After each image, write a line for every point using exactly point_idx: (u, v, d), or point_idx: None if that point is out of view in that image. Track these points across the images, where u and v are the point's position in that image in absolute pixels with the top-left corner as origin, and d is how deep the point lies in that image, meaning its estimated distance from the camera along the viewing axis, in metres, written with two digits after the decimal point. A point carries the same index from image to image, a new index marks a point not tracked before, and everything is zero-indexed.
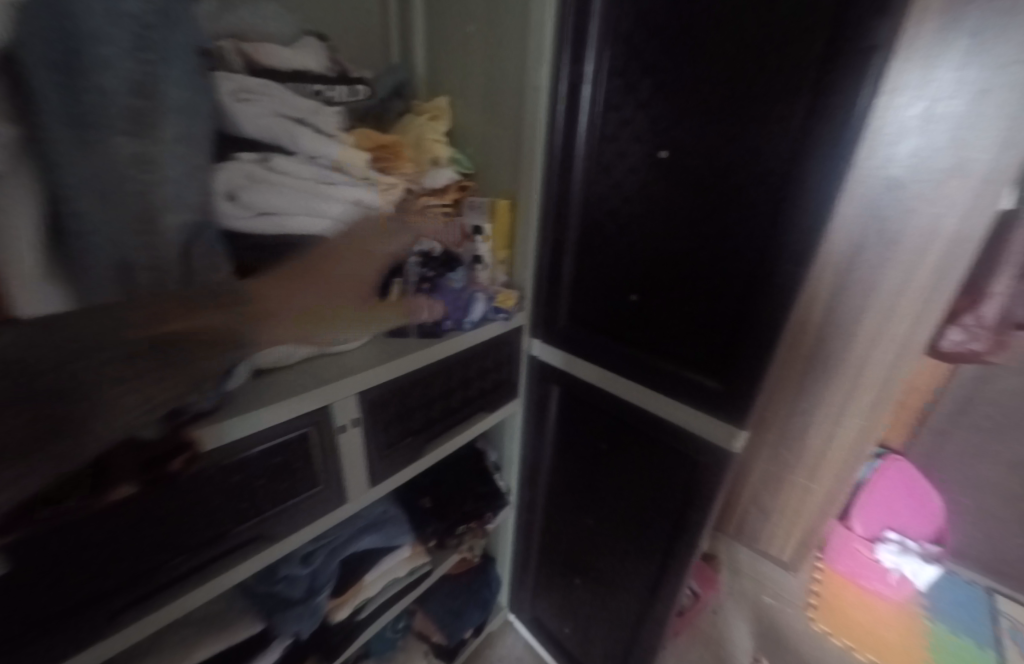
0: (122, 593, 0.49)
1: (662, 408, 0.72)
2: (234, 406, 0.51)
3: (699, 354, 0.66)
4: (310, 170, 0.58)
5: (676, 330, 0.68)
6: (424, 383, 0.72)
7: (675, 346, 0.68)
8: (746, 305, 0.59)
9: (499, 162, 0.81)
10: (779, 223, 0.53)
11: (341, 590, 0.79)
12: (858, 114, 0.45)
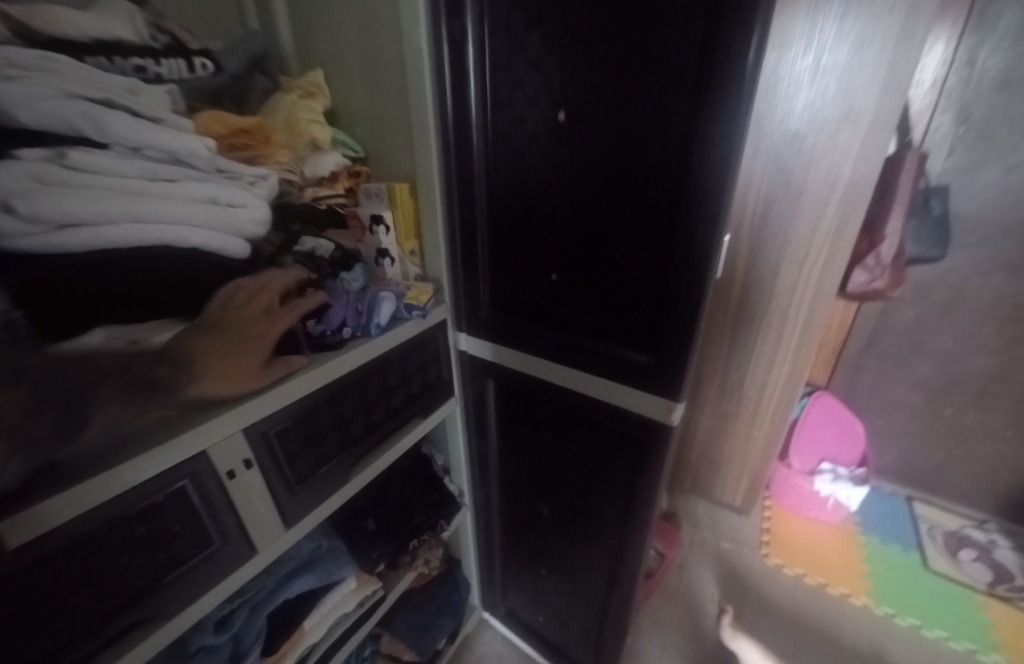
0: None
1: (598, 390, 0.68)
2: (62, 476, 0.40)
3: (628, 329, 0.62)
4: (130, 165, 0.47)
5: (600, 307, 0.63)
6: (333, 401, 0.63)
7: (603, 323, 0.64)
8: (665, 271, 0.55)
9: (391, 140, 0.72)
10: (688, 181, 0.49)
11: (276, 646, 0.70)
12: (753, 54, 0.41)
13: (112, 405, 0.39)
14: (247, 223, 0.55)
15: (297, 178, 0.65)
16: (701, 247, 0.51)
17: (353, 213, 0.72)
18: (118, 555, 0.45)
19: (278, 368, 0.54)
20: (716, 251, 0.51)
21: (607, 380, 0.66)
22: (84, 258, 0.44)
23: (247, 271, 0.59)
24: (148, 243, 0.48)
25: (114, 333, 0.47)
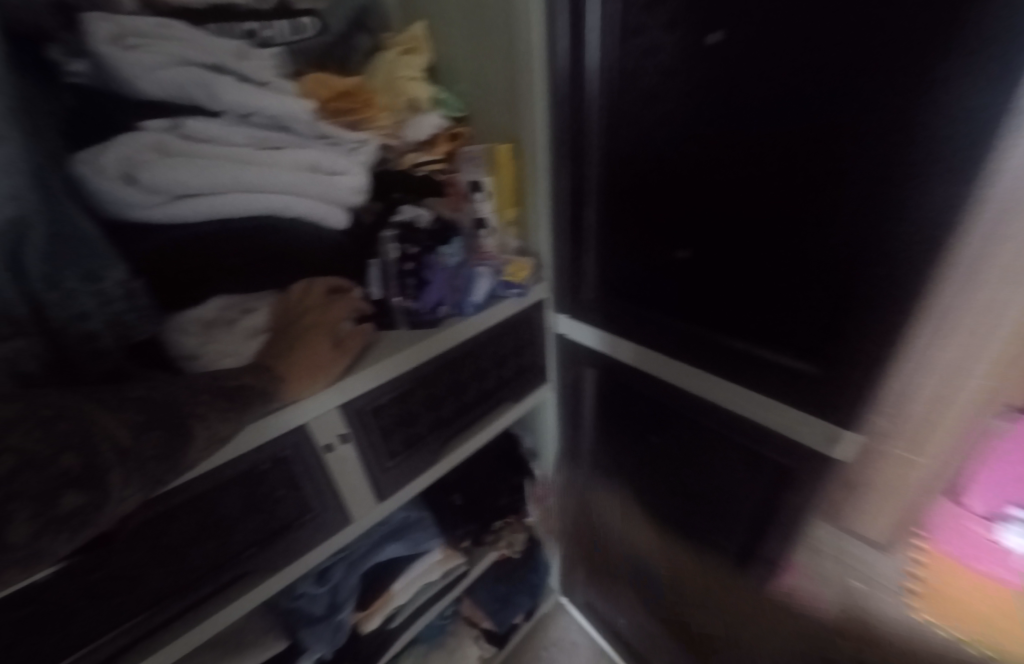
0: (95, 649, 0.44)
1: (727, 396, 0.56)
2: None
3: (781, 327, 0.48)
4: (241, 134, 0.46)
5: (744, 295, 0.50)
6: (426, 383, 0.61)
7: (745, 317, 0.51)
8: (857, 252, 0.40)
9: (493, 96, 0.65)
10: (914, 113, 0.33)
11: (368, 601, 0.74)
12: None
13: (213, 419, 0.37)
14: (346, 191, 0.52)
15: (397, 142, 0.61)
16: (925, 213, 0.35)
17: (450, 180, 0.65)
18: (230, 512, 0.48)
19: (354, 343, 0.52)
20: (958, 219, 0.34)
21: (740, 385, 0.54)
22: (199, 227, 0.44)
23: (348, 244, 0.56)
24: (254, 211, 0.47)
25: (229, 303, 0.48)
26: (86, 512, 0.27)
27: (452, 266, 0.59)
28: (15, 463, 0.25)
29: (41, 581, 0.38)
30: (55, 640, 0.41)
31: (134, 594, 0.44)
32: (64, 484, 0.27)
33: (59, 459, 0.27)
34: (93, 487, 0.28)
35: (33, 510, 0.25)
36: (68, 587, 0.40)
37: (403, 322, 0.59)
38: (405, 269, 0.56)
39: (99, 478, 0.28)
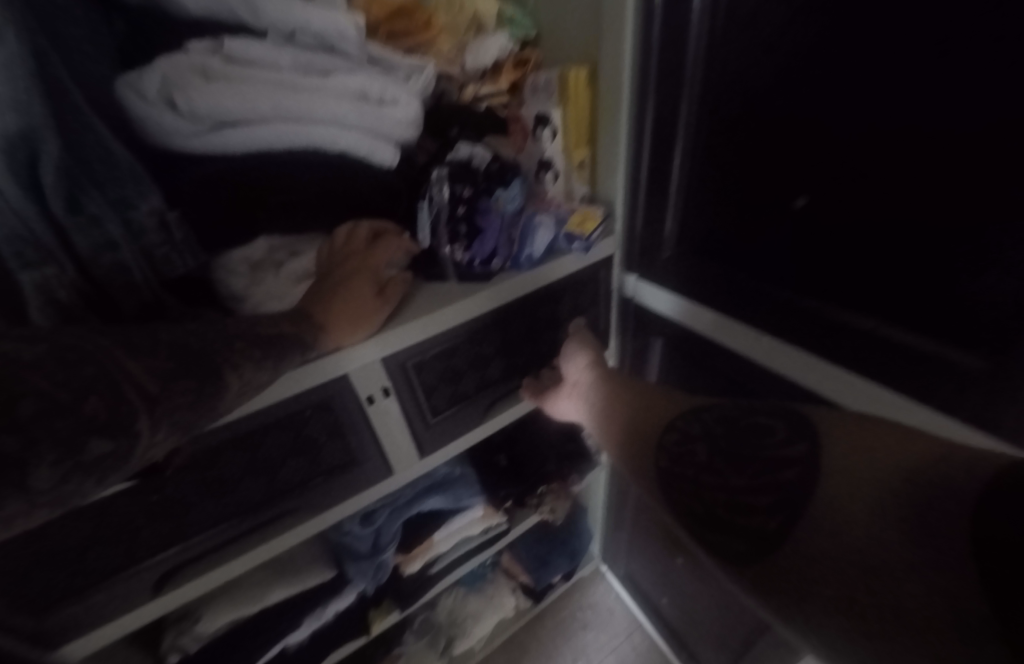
0: (163, 562, 0.48)
1: (825, 380, 0.45)
2: None
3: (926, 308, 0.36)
4: (286, 57, 0.42)
5: (879, 263, 0.38)
6: (472, 340, 0.56)
7: (873, 292, 0.39)
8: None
9: (572, 9, 0.54)
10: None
11: (409, 546, 0.76)
12: None
13: (247, 367, 0.35)
14: (398, 125, 0.46)
15: (456, 73, 0.56)
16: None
17: (514, 115, 0.58)
18: (275, 453, 0.48)
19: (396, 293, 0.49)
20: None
21: (849, 374, 0.43)
22: (244, 160, 0.41)
23: (401, 184, 0.50)
24: (298, 145, 0.42)
25: (276, 244, 0.46)
26: (114, 458, 0.27)
27: (509, 213, 0.53)
28: (37, 406, 0.24)
29: (109, 498, 0.41)
30: (128, 548, 0.45)
31: (197, 518, 0.48)
32: (89, 430, 0.26)
33: (83, 404, 0.25)
34: (120, 434, 0.27)
35: (59, 454, 0.24)
36: (134, 506, 0.43)
37: (452, 275, 0.54)
38: (457, 214, 0.50)
39: (125, 425, 0.27)
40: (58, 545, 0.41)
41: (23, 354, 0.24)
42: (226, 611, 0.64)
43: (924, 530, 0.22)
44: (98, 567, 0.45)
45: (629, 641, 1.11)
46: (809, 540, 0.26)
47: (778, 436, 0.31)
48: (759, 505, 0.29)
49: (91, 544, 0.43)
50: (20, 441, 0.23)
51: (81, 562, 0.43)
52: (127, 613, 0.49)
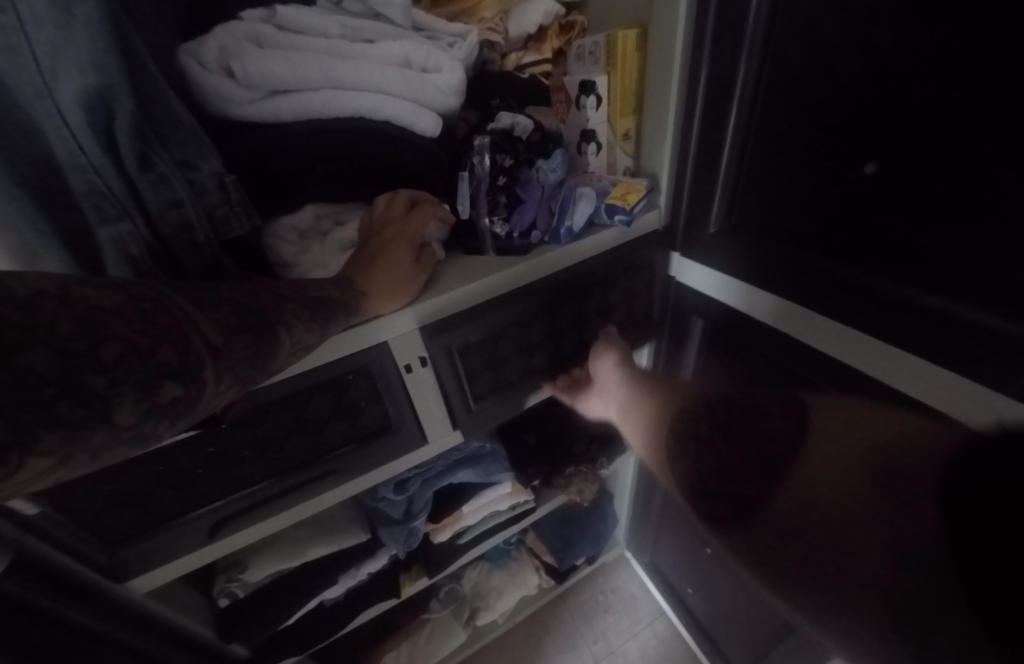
0: (219, 509, 0.52)
1: (894, 370, 0.41)
2: None
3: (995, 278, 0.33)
4: (334, 24, 0.42)
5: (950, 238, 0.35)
6: (518, 326, 0.55)
7: (938, 261, 0.37)
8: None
9: None
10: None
11: (439, 516, 0.78)
12: None
13: (299, 328, 0.37)
14: (441, 92, 0.46)
15: (500, 40, 0.56)
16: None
17: (558, 84, 0.56)
18: (319, 414, 0.51)
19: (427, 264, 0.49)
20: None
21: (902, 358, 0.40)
22: (295, 128, 0.42)
23: (442, 153, 0.50)
24: (346, 114, 0.43)
25: (322, 213, 0.47)
26: (184, 402, 0.29)
27: (548, 185, 0.52)
28: (117, 349, 0.26)
29: (172, 448, 0.45)
30: (186, 495, 0.49)
31: (250, 472, 0.51)
32: (162, 374, 0.28)
33: (158, 350, 0.27)
34: (189, 381, 0.29)
35: (136, 395, 0.26)
36: (196, 455, 0.46)
37: (490, 249, 0.54)
38: (497, 184, 0.51)
39: (193, 373, 0.29)
40: (129, 487, 0.45)
41: (104, 302, 0.26)
42: (271, 562, 0.68)
43: (889, 502, 0.27)
44: (160, 511, 0.48)
45: (651, 627, 1.11)
46: (788, 503, 0.32)
47: (770, 416, 0.36)
48: (747, 472, 0.35)
49: (155, 489, 0.46)
50: (105, 381, 0.25)
51: (147, 505, 0.47)
52: (183, 555, 0.53)
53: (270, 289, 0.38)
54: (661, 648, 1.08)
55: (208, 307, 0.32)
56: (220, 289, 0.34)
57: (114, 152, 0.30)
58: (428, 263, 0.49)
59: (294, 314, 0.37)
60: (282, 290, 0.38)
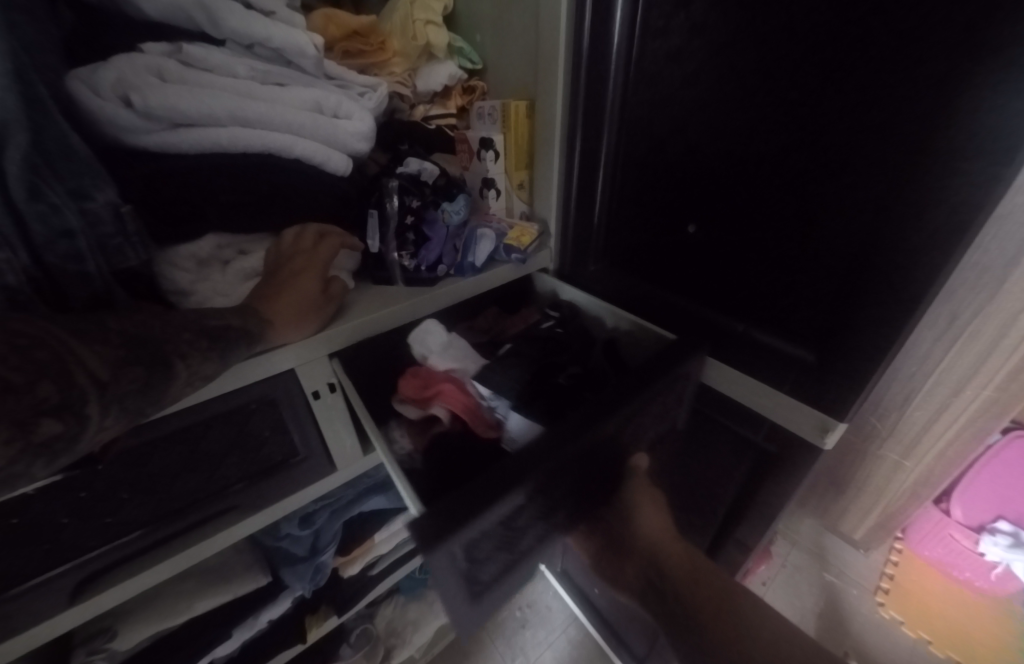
0: (90, 564, 0.46)
1: (786, 415, 0.49)
2: None
3: (829, 329, 0.43)
4: (245, 65, 0.45)
5: (770, 285, 0.47)
6: (542, 491, 0.40)
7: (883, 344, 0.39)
8: (906, 254, 0.36)
9: (514, 49, 0.60)
10: (971, 87, 0.30)
11: (347, 548, 0.75)
12: None
13: (195, 357, 0.35)
14: (351, 137, 0.50)
15: (408, 92, 0.62)
16: (960, 201, 0.32)
17: (461, 137, 0.64)
18: (216, 447, 0.49)
19: (338, 289, 0.51)
20: (983, 220, 0.32)
21: None
22: (198, 160, 0.43)
23: (350, 191, 0.53)
24: (253, 150, 0.45)
25: (224, 242, 0.47)
26: (64, 440, 0.28)
27: (452, 224, 0.59)
28: None
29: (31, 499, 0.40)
30: (43, 556, 0.43)
31: (131, 517, 0.47)
32: (42, 410, 0.27)
33: (37, 387, 0.27)
34: (72, 417, 0.28)
35: (11, 432, 0.26)
36: (61, 506, 0.42)
37: (398, 278, 0.57)
38: (405, 223, 0.55)
39: (76, 407, 0.28)
40: None
41: None
42: (149, 623, 0.60)
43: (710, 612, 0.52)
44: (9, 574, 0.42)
45: (564, 633, 1.16)
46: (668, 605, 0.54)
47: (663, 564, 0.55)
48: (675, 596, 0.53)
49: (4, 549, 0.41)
50: None
51: None
52: (33, 629, 0.45)
53: (164, 317, 0.37)
54: (574, 651, 1.13)
55: (97, 339, 0.31)
56: (109, 318, 0.33)
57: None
58: (340, 285, 0.51)
59: (194, 345, 0.36)
60: (177, 317, 0.38)
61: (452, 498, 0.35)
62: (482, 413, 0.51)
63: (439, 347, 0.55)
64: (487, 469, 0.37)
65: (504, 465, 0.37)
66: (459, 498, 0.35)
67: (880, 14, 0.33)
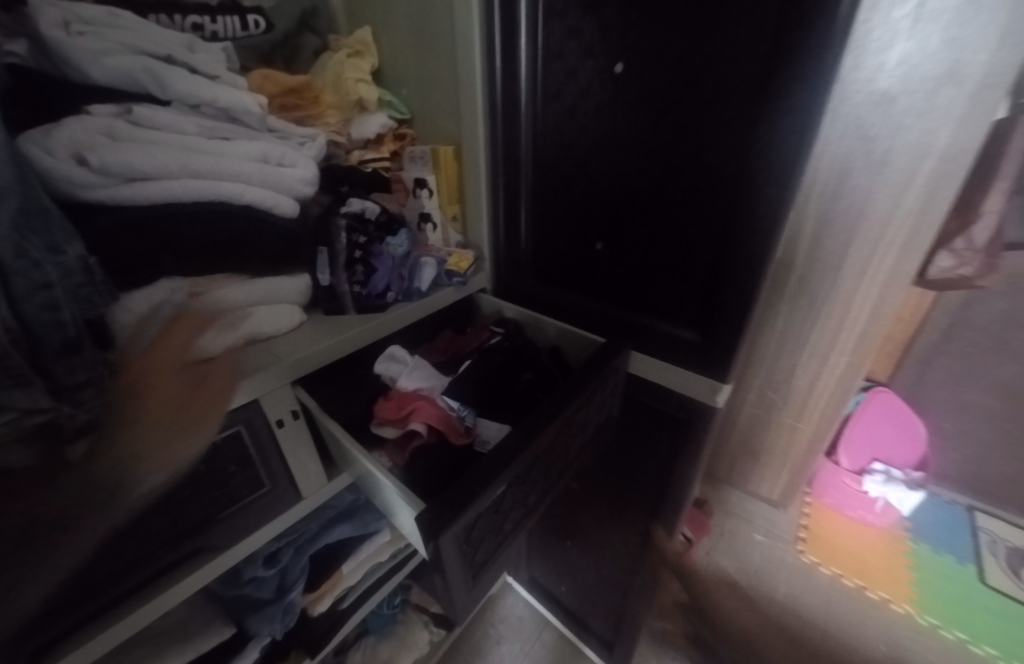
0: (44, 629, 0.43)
1: (686, 385, 0.61)
2: None
3: (706, 315, 0.56)
4: (191, 123, 0.48)
5: (663, 286, 0.59)
6: (516, 478, 0.47)
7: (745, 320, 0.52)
8: (748, 254, 0.49)
9: (437, 102, 0.69)
10: (763, 138, 0.44)
11: (317, 584, 0.74)
12: (844, 11, 0.37)
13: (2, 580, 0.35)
14: (296, 182, 0.55)
15: (344, 140, 0.68)
16: (769, 216, 0.46)
17: (396, 177, 0.71)
18: (180, 488, 0.48)
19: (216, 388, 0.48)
20: (784, 228, 0.46)
21: None
22: (151, 210, 0.45)
23: (299, 231, 0.58)
24: (205, 198, 0.48)
25: (177, 286, 0.49)
26: None
27: (397, 256, 0.65)
28: None
29: None
30: None
31: (86, 577, 0.44)
32: None
33: None
34: None
35: None
36: None
37: (350, 306, 0.62)
38: (354, 256, 0.61)
39: None
40: None
41: None
42: None
43: None
44: None
45: (540, 640, 1.19)
46: None
47: None
48: None
49: None
50: None
51: None
52: None
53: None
54: (550, 655, 1.16)
55: None
56: None
57: None
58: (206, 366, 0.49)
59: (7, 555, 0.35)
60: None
61: (450, 491, 0.41)
62: (455, 422, 0.55)
63: (406, 370, 0.59)
64: (466, 471, 0.43)
65: (486, 460, 0.44)
66: (457, 489, 0.41)
67: (707, 87, 0.46)
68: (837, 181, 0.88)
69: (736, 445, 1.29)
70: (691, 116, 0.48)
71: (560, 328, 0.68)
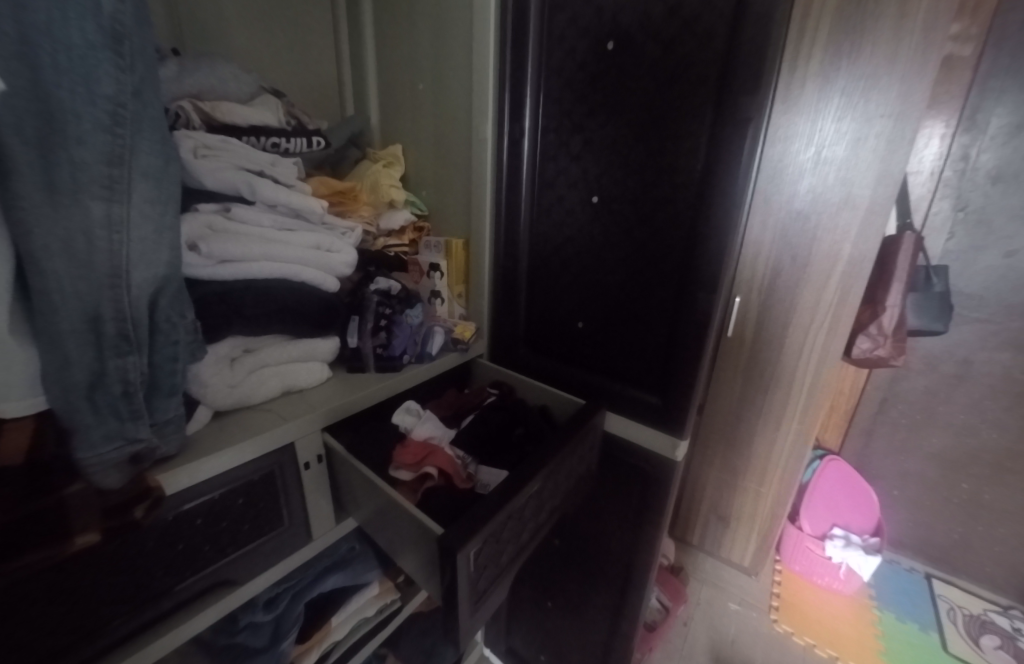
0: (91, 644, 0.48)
1: (652, 441, 0.73)
2: (202, 445, 0.54)
3: (664, 383, 0.69)
4: (269, 219, 0.62)
5: (630, 358, 0.73)
6: (514, 514, 0.56)
7: (693, 387, 0.66)
8: (691, 336, 0.64)
9: (452, 205, 0.86)
10: (697, 255, 0.60)
11: (306, 635, 0.76)
12: (741, 179, 0.55)
13: None
14: (340, 264, 0.69)
15: (374, 231, 0.82)
16: (704, 308, 0.62)
17: (413, 261, 0.87)
18: (218, 520, 0.55)
19: None
20: (715, 318, 0.61)
21: None
22: (232, 285, 0.57)
23: (336, 302, 0.70)
24: (274, 277, 0.61)
25: (238, 343, 0.61)
26: None
27: (414, 325, 0.77)
28: None
29: (66, 568, 0.44)
30: (56, 631, 0.45)
31: (135, 592, 0.49)
32: None
33: None
34: None
35: None
36: (86, 574, 0.45)
37: (372, 364, 0.73)
38: (380, 323, 0.73)
39: None
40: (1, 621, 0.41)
41: None
42: None
43: None
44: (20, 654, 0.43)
45: None
46: None
47: None
48: None
49: (29, 622, 0.43)
50: None
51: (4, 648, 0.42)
52: None
53: None
54: None
55: None
56: None
57: (107, 287, 0.39)
58: None
59: None
60: None
61: (463, 519, 0.50)
62: (459, 467, 0.64)
63: (420, 421, 0.69)
64: (476, 505, 0.53)
65: (491, 496, 0.54)
66: (468, 517, 0.51)
67: (658, 216, 0.64)
68: (773, 274, 1.09)
69: (707, 509, 1.38)
70: (647, 235, 0.65)
71: (547, 392, 0.80)
